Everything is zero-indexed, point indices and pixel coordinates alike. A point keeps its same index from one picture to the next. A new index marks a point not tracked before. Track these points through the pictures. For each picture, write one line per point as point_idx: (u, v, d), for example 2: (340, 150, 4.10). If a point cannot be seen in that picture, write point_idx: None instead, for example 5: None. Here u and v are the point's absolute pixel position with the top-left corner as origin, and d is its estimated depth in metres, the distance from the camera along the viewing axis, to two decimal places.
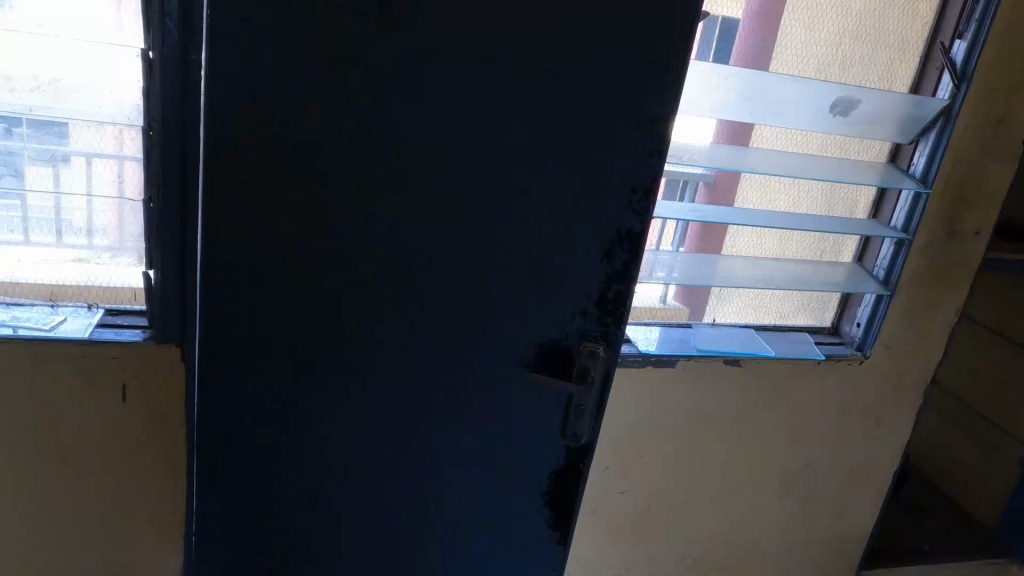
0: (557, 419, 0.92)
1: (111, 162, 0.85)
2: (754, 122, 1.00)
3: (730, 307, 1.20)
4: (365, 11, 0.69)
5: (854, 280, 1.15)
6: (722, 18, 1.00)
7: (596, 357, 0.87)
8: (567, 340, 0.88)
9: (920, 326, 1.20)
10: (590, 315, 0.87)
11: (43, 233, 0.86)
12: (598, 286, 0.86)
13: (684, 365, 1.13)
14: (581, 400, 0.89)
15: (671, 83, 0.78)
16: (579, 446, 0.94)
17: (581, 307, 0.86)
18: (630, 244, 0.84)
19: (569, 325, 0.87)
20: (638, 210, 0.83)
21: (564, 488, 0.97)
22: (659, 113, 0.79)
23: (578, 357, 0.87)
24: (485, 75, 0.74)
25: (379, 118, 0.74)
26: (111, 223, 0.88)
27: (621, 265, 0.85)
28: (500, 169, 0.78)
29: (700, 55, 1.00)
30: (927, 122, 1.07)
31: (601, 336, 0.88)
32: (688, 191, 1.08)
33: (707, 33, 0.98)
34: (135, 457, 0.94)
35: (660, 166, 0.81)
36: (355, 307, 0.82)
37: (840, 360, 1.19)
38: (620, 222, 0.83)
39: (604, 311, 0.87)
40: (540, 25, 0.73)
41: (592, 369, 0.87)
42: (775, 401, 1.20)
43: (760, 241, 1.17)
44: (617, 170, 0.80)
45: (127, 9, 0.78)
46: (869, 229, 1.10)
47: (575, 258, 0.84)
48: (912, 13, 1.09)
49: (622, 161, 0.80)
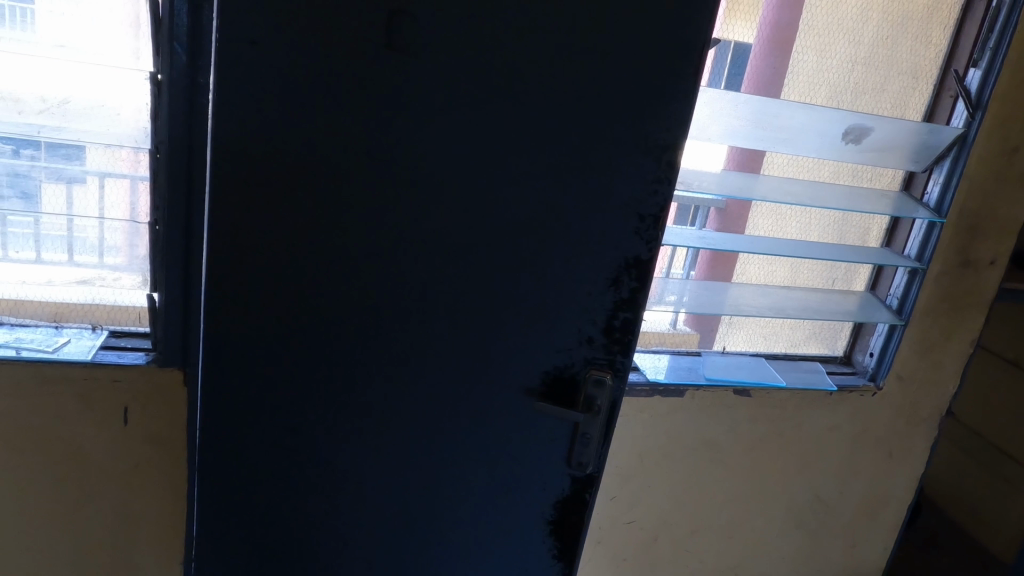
0: (562, 448, 0.90)
1: (122, 184, 0.84)
2: (764, 149, 0.98)
3: (739, 334, 1.19)
4: (374, 35, 0.69)
5: (866, 309, 1.13)
6: (735, 44, 1.00)
7: (602, 385, 0.86)
8: (573, 367, 0.86)
9: (934, 358, 1.18)
10: (595, 343, 0.85)
11: (50, 250, 0.86)
12: (605, 313, 0.84)
13: (692, 395, 1.10)
14: (587, 428, 0.87)
15: (681, 109, 0.76)
16: (585, 476, 0.91)
17: (587, 335, 0.85)
18: (637, 272, 0.83)
19: (574, 352, 0.86)
20: (646, 237, 0.81)
21: (568, 518, 0.95)
22: (669, 139, 0.78)
23: (584, 385, 0.86)
24: (492, 100, 0.74)
25: (383, 141, 0.74)
26: (122, 243, 0.87)
27: (629, 293, 0.84)
28: (506, 194, 0.78)
29: (711, 81, 1.00)
30: (941, 150, 1.06)
31: (607, 364, 0.86)
32: (699, 217, 1.06)
33: (719, 59, 0.99)
34: (135, 481, 0.93)
35: (669, 192, 0.80)
36: (360, 331, 0.81)
37: (853, 391, 1.17)
38: (627, 249, 0.82)
39: (611, 339, 0.85)
40: (546, 50, 0.73)
41: (598, 398, 0.86)
42: (786, 432, 1.18)
43: (772, 268, 1.16)
44: (624, 197, 0.79)
45: (143, 35, 0.79)
46: (882, 258, 1.08)
47: (582, 284, 0.83)
48: (925, 41, 1.08)
49: (629, 189, 0.79)
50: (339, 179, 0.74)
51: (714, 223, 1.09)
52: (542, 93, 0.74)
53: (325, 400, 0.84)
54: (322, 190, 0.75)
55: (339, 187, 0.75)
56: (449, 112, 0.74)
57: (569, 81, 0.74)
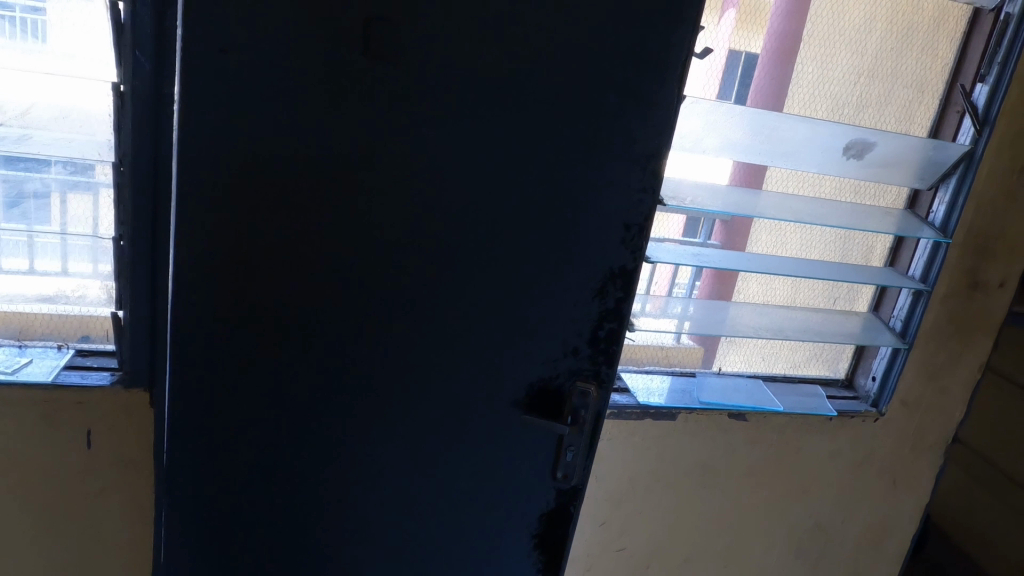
0: (547, 460, 0.88)
1: (85, 200, 0.81)
2: (762, 163, 0.94)
3: (738, 354, 1.13)
4: (345, 42, 0.67)
5: (869, 331, 1.08)
6: (746, 55, 0.97)
7: (587, 397, 0.84)
8: (558, 379, 0.84)
9: (940, 382, 1.12)
10: (581, 353, 0.84)
11: (11, 258, 0.82)
12: (591, 324, 0.82)
13: (685, 419, 1.05)
14: (572, 441, 0.85)
15: (667, 117, 0.74)
16: (569, 488, 0.89)
17: (572, 346, 0.83)
18: (623, 282, 0.81)
19: (560, 363, 0.83)
20: (632, 247, 0.79)
21: (553, 531, 0.93)
22: (655, 148, 0.75)
23: (569, 397, 0.84)
24: (470, 110, 0.71)
25: (354, 153, 0.71)
26: (73, 256, 0.83)
27: (615, 303, 0.82)
28: (482, 209, 0.75)
29: (724, 89, 0.97)
30: (947, 167, 1.00)
31: (593, 375, 0.84)
32: (698, 229, 1.02)
33: (728, 68, 0.96)
34: (101, 504, 0.89)
35: (654, 201, 0.78)
36: (331, 348, 0.79)
37: (854, 417, 1.11)
38: (613, 259, 0.80)
39: (597, 349, 0.84)
40: (526, 58, 0.70)
41: (583, 410, 0.84)
42: (784, 457, 1.13)
43: (771, 286, 1.12)
44: (608, 207, 0.77)
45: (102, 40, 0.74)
46: (885, 278, 1.03)
47: (567, 295, 0.80)
48: (931, 54, 1.04)
49: (614, 199, 0.77)
50: (311, 191, 0.72)
51: (721, 236, 1.05)
52: (520, 102, 0.71)
53: (294, 421, 0.81)
54: (298, 202, 0.72)
55: (315, 198, 0.72)
56: (423, 121, 0.71)
57: (551, 90, 0.71)
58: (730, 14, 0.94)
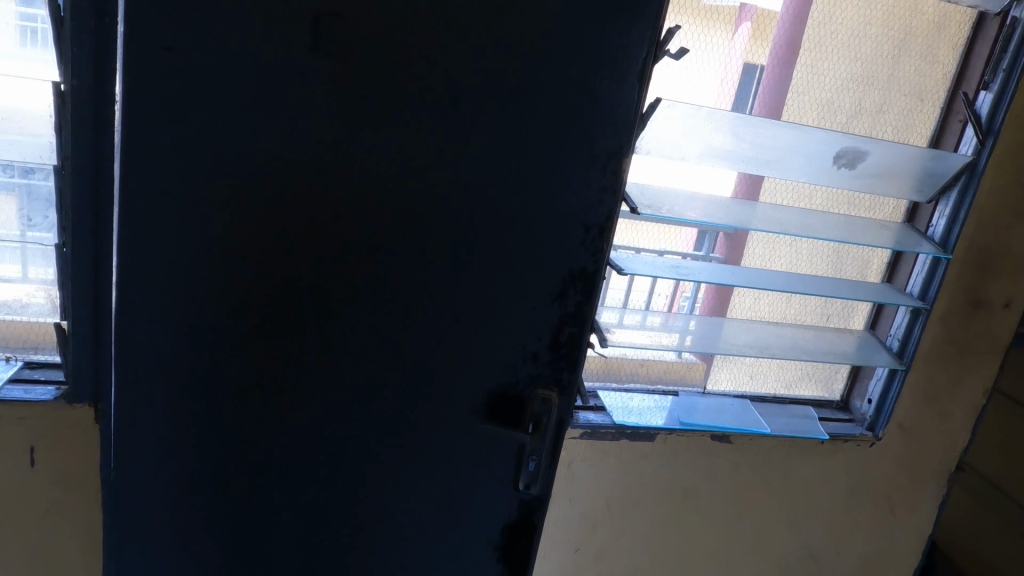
0: (508, 471, 0.84)
1: (11, 198, 0.78)
2: (746, 171, 0.89)
3: (724, 372, 1.08)
4: (287, 40, 0.64)
5: (865, 352, 1.02)
6: (760, 69, 0.93)
7: (549, 403, 0.80)
8: (517, 387, 0.80)
9: (940, 406, 1.06)
10: (541, 360, 0.79)
11: None
12: (552, 329, 0.78)
13: (664, 439, 1.00)
14: (534, 450, 0.82)
15: (628, 118, 0.71)
16: (532, 498, 0.85)
17: (531, 351, 0.79)
18: (584, 285, 0.77)
19: (517, 370, 0.79)
20: (592, 249, 0.76)
21: (516, 549, 0.89)
22: (616, 145, 0.72)
23: (530, 404, 0.80)
24: (422, 113, 0.68)
25: (299, 157, 0.68)
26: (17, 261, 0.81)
27: (575, 307, 0.78)
28: (436, 217, 0.72)
29: (738, 105, 0.94)
30: (948, 179, 0.95)
31: (554, 382, 0.81)
32: (706, 243, 0.99)
33: (743, 84, 0.93)
34: (47, 521, 0.87)
35: (615, 203, 0.74)
36: (278, 360, 0.75)
37: (847, 441, 1.05)
38: (573, 262, 0.76)
39: (557, 355, 0.80)
40: (480, 58, 0.66)
41: (545, 416, 0.81)
42: (772, 482, 1.07)
43: (759, 301, 1.07)
44: (566, 211, 0.73)
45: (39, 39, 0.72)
46: (881, 295, 0.98)
47: (528, 306, 0.77)
48: (931, 60, 0.98)
49: (573, 205, 0.73)
50: (253, 197, 0.69)
51: (723, 250, 1.01)
52: (475, 105, 0.68)
53: (243, 436, 0.78)
54: (239, 209, 0.69)
55: (259, 204, 0.69)
56: (371, 124, 0.67)
57: (506, 92, 0.68)
58: (745, 26, 0.91)
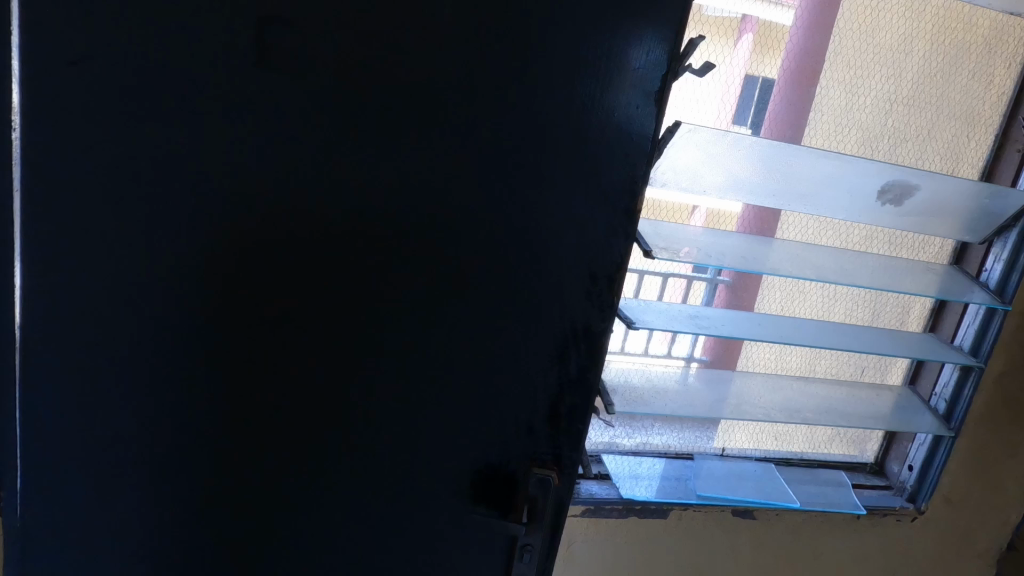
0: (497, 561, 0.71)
1: None
2: (775, 207, 0.77)
3: (744, 431, 0.95)
4: (225, 54, 0.53)
5: (905, 413, 0.89)
6: (762, 79, 0.81)
7: (547, 485, 0.67)
8: (509, 464, 0.67)
9: (991, 475, 0.93)
10: (538, 433, 0.67)
11: None
12: (550, 397, 0.65)
13: (678, 516, 0.87)
14: (528, 539, 0.69)
15: (644, 148, 0.58)
16: None
17: (527, 423, 0.66)
18: (589, 347, 0.64)
19: (512, 444, 0.67)
20: (600, 303, 0.62)
21: None
22: (627, 180, 0.60)
23: (525, 486, 0.67)
24: (393, 141, 0.56)
25: (243, 194, 0.56)
26: None
27: (578, 371, 0.65)
28: (412, 264, 0.60)
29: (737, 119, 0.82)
30: (1005, 219, 0.83)
31: (553, 460, 0.67)
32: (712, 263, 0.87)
33: (744, 97, 0.81)
34: None
35: (626, 248, 0.61)
36: (222, 430, 0.64)
37: (886, 514, 0.92)
38: (576, 319, 0.63)
39: (557, 429, 0.67)
40: (461, 77, 0.55)
41: (541, 500, 0.68)
42: (799, 561, 0.94)
43: (784, 353, 0.94)
44: (568, 259, 0.61)
45: None
46: (927, 350, 0.85)
47: (524, 369, 0.64)
48: (984, 80, 0.87)
49: (577, 252, 0.61)
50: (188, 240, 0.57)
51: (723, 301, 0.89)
52: (456, 131, 0.56)
53: (182, 519, 0.66)
54: (171, 254, 0.57)
55: (195, 248, 0.57)
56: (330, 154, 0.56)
57: (493, 118, 0.56)
58: (746, 38, 0.79)
